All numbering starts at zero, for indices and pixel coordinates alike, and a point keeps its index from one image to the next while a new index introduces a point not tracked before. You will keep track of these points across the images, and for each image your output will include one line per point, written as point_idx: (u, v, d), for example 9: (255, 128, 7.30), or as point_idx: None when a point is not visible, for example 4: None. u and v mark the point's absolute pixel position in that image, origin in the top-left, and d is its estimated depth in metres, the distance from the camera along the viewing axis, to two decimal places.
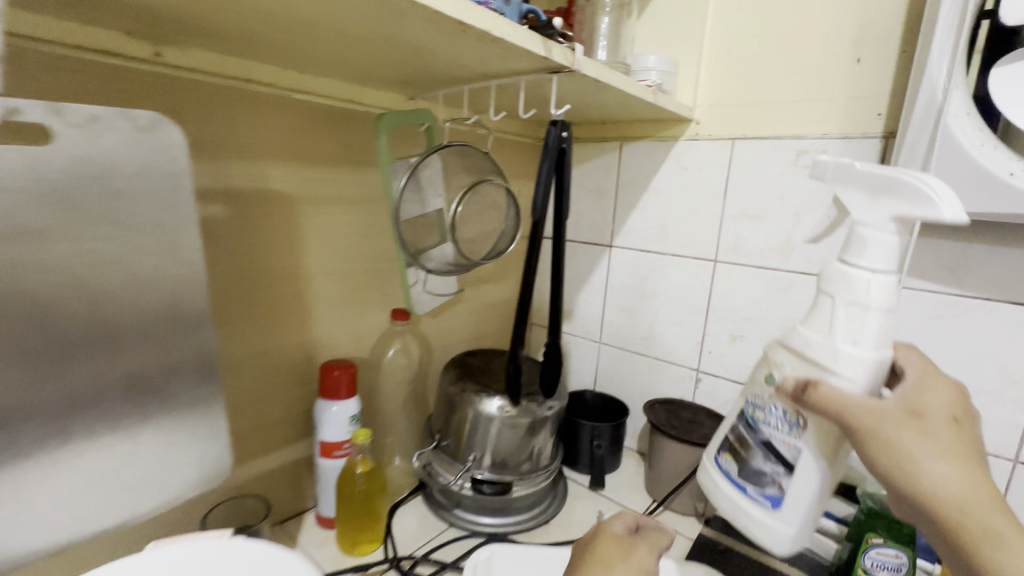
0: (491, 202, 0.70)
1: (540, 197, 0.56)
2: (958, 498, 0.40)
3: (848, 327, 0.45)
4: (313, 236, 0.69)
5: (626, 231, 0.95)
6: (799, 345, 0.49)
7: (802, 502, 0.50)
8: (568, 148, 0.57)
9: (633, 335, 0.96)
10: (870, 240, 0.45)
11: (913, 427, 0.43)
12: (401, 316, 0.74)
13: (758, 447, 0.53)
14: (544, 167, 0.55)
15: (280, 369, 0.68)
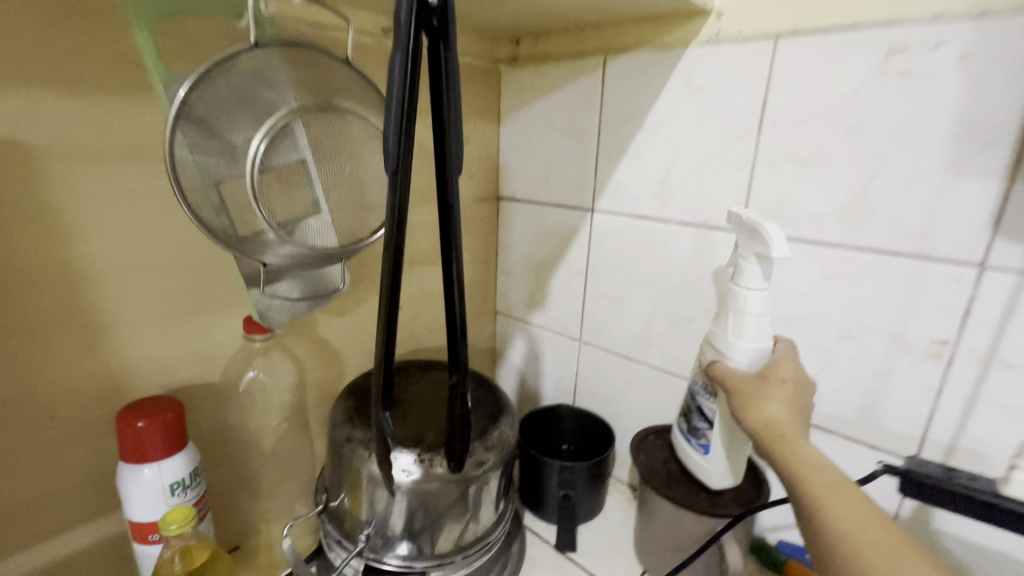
0: (346, 138, 0.47)
1: (395, 125, 0.33)
2: (767, 423, 0.41)
3: (732, 326, 0.49)
4: (81, 212, 0.42)
5: (613, 189, 0.66)
6: (712, 336, 0.52)
7: (730, 450, 0.51)
8: (448, 33, 0.34)
9: (622, 334, 0.70)
10: (746, 269, 0.48)
11: (751, 384, 0.45)
12: (257, 327, 0.50)
13: (693, 409, 0.54)
14: (397, 64, 0.32)
15: (53, 419, 0.44)
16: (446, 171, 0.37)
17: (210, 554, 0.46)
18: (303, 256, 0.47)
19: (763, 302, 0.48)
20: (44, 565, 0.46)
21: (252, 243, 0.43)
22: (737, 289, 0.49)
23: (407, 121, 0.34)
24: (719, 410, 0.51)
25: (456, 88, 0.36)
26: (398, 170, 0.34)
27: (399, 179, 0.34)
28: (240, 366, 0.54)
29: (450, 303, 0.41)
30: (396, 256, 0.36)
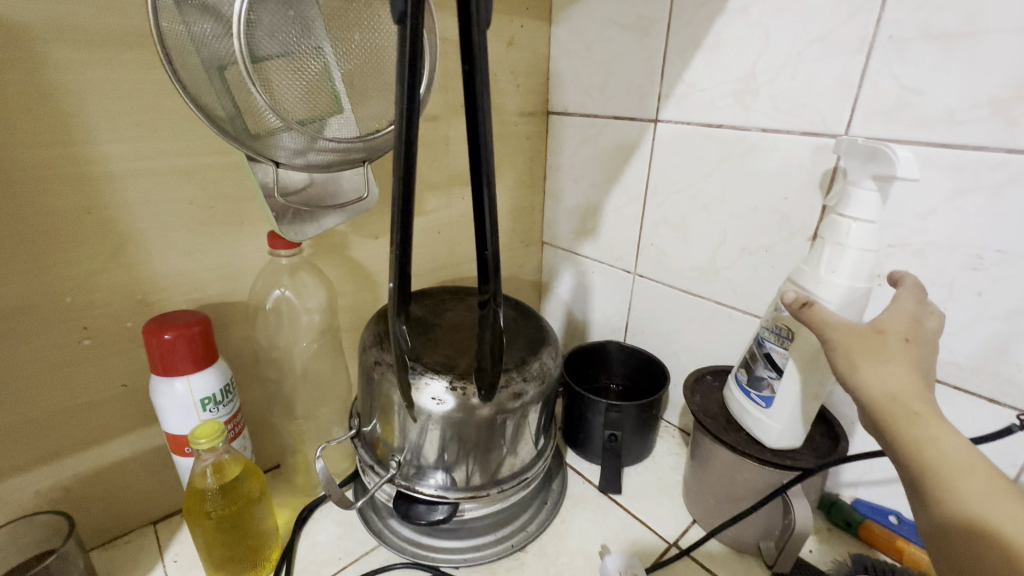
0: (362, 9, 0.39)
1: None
2: (890, 393, 0.32)
3: (826, 262, 0.41)
4: (85, 106, 0.38)
5: (683, 92, 0.56)
6: (793, 273, 0.44)
7: (799, 405, 0.44)
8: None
9: (684, 266, 0.61)
10: (856, 196, 0.40)
11: (865, 337, 0.35)
12: (281, 242, 0.46)
13: (758, 356, 0.47)
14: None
15: (84, 329, 0.43)
16: (468, 16, 0.30)
17: (246, 469, 0.46)
18: (319, 158, 0.42)
19: (870, 235, 0.40)
20: (92, 468, 0.47)
21: (262, 137, 0.39)
22: (840, 219, 0.41)
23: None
24: (792, 358, 0.43)
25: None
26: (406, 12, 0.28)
27: (407, 24, 0.29)
28: (267, 285, 0.51)
29: (478, 201, 0.35)
30: (407, 131, 0.30)
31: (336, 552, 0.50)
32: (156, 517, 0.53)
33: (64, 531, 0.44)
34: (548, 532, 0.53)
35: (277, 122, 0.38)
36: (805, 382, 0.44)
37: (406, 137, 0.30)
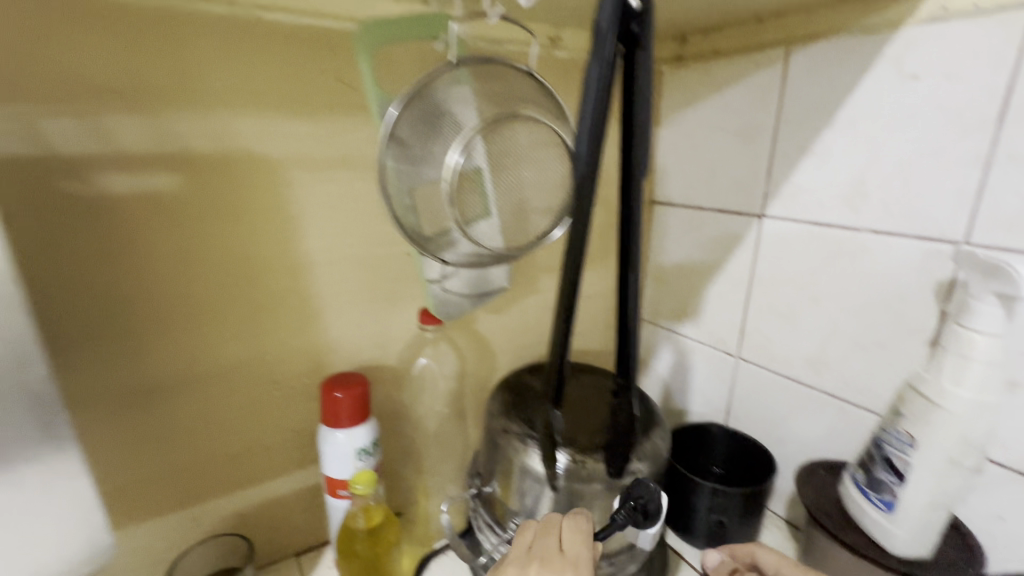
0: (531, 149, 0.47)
1: (590, 122, 0.37)
2: None
3: (950, 373, 0.43)
4: (302, 212, 0.51)
5: (790, 192, 0.60)
6: (915, 382, 0.45)
7: (924, 513, 0.43)
8: (645, 39, 0.38)
9: (792, 354, 0.63)
10: (979, 309, 0.42)
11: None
12: (430, 319, 0.55)
13: (877, 457, 0.47)
14: (595, 67, 0.36)
15: (276, 382, 0.54)
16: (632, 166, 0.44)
17: (387, 516, 0.53)
18: (480, 260, 0.49)
19: (996, 349, 0.41)
20: (262, 499, 0.56)
21: (438, 241, 0.47)
22: (961, 330, 0.42)
23: (603, 120, 0.38)
24: (916, 464, 0.44)
25: (644, 96, 0.40)
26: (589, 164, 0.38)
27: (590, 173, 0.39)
28: (411, 352, 0.60)
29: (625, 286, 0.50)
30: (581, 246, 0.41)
31: None
32: (300, 549, 0.61)
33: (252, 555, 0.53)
34: None
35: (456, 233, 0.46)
36: (932, 489, 0.43)
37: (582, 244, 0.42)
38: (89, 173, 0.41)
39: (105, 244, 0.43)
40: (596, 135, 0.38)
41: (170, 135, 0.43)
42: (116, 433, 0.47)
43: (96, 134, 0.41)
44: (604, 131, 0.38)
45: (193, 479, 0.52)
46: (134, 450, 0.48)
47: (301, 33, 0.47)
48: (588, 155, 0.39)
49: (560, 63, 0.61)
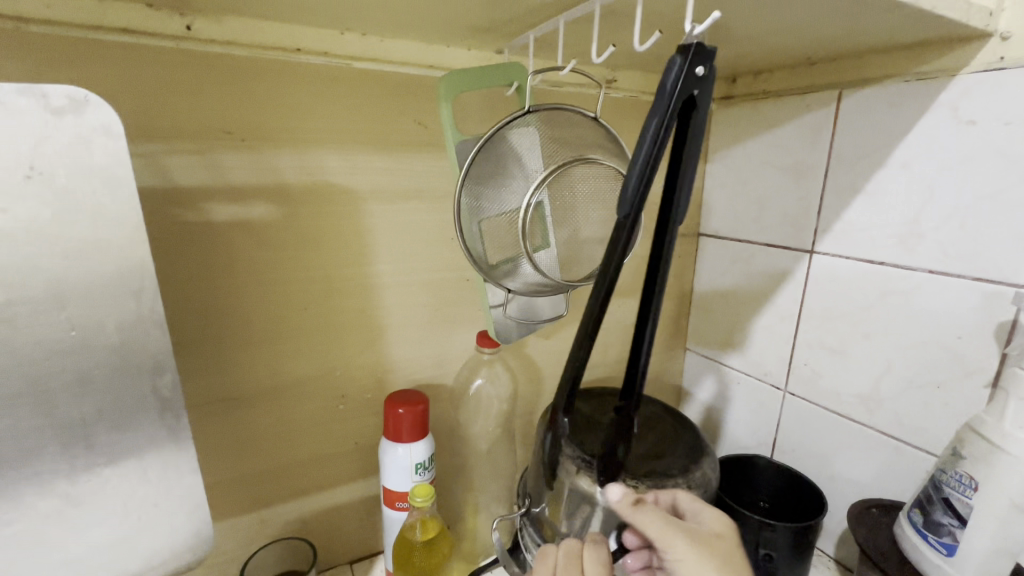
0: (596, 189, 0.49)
1: (636, 177, 0.37)
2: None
3: (1012, 417, 0.43)
4: (376, 239, 0.55)
5: (841, 229, 0.61)
6: (976, 423, 0.45)
7: (989, 559, 0.43)
8: (704, 101, 0.37)
9: (843, 390, 0.62)
10: None
11: None
12: (487, 341, 0.59)
13: (935, 499, 0.47)
14: (652, 122, 0.35)
15: (342, 396, 0.57)
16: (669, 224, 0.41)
17: (441, 528, 0.55)
18: (544, 287, 0.51)
19: None
20: (323, 506, 0.60)
21: (502, 270, 0.49)
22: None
23: (649, 176, 0.37)
24: (978, 508, 0.43)
25: (696, 155, 0.39)
26: (630, 215, 0.38)
27: (630, 224, 0.38)
28: (467, 373, 0.63)
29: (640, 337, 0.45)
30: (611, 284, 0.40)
31: None
32: (353, 557, 0.63)
33: (316, 559, 0.57)
34: None
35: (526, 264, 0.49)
36: (996, 535, 0.43)
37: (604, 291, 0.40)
38: (201, 202, 0.46)
39: (209, 265, 0.48)
40: (640, 189, 0.37)
41: (270, 169, 0.49)
42: (204, 436, 0.51)
43: (210, 168, 0.46)
44: (649, 187, 0.37)
45: (264, 483, 0.56)
46: (217, 453, 0.52)
47: (387, 79, 0.52)
48: (627, 208, 0.38)
49: (616, 102, 0.65)
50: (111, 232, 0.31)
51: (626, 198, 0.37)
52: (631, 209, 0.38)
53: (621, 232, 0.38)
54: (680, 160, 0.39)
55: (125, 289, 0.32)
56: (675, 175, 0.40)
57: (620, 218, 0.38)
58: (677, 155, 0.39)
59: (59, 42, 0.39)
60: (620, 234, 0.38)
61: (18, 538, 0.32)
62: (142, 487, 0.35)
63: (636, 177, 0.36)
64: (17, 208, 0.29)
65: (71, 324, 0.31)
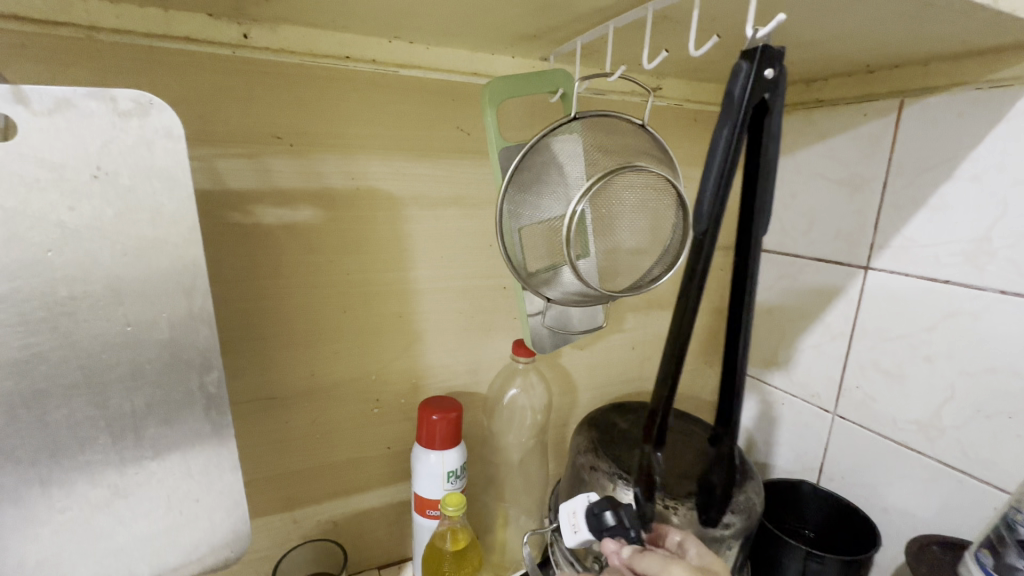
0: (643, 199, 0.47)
1: (712, 188, 0.36)
2: None
3: None
4: (415, 245, 0.55)
5: (901, 245, 0.57)
6: None
7: None
8: (777, 104, 0.36)
9: (901, 417, 0.58)
10: None
11: None
12: (523, 350, 0.58)
13: (1009, 540, 0.43)
14: (723, 133, 0.35)
15: (377, 400, 0.58)
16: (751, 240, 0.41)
17: (471, 539, 0.54)
18: (585, 296, 0.50)
19: None
20: (354, 509, 0.60)
21: (541, 278, 0.49)
22: None
23: (725, 186, 0.36)
24: None
25: (773, 159, 0.38)
26: (709, 230, 0.37)
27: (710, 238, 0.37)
28: (502, 382, 0.63)
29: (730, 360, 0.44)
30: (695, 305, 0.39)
31: None
32: (381, 562, 0.63)
33: (345, 563, 0.56)
34: None
35: (566, 272, 0.48)
36: None
37: (691, 311, 0.40)
38: (251, 205, 0.48)
39: (256, 266, 0.49)
40: (717, 200, 0.36)
41: (317, 174, 0.50)
42: (243, 434, 0.52)
43: (260, 171, 0.47)
44: (725, 198, 0.36)
45: (299, 483, 0.56)
46: (254, 451, 0.53)
47: (432, 87, 0.52)
48: (704, 224, 0.37)
49: (660, 111, 0.64)
50: (167, 231, 0.32)
51: (703, 212, 0.37)
52: (712, 223, 0.37)
53: (701, 247, 0.38)
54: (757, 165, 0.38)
55: (180, 287, 0.33)
56: (754, 182, 0.39)
57: (699, 233, 0.38)
58: (752, 162, 0.39)
59: (128, 50, 0.41)
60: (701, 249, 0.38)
61: (69, 526, 0.33)
62: (185, 482, 0.36)
63: (712, 187, 0.36)
64: (83, 207, 0.30)
65: (126, 320, 0.32)
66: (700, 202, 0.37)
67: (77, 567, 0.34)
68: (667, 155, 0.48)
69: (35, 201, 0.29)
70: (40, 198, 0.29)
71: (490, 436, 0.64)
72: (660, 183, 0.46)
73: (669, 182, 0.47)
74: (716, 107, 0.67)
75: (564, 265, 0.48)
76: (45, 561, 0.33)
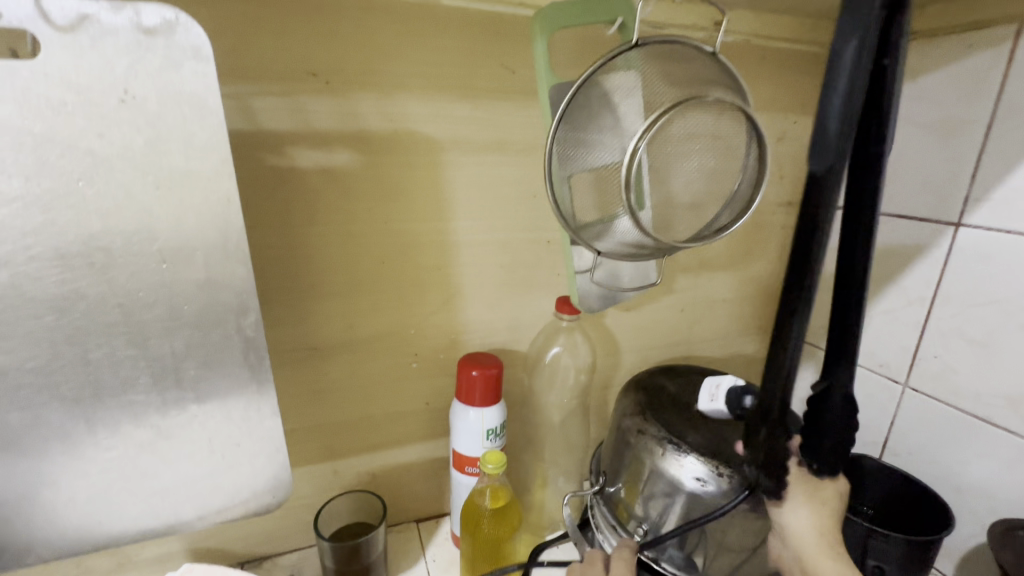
0: (712, 138, 0.42)
1: (838, 113, 0.29)
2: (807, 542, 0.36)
3: None
4: (455, 194, 0.52)
5: (1003, 197, 0.50)
6: None
7: None
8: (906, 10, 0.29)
9: (986, 390, 0.53)
10: None
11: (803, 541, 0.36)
12: (567, 307, 0.55)
13: None
14: (850, 44, 0.28)
15: (415, 355, 0.56)
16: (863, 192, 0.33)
17: (511, 497, 0.53)
18: (642, 249, 0.46)
19: None
20: (393, 463, 0.60)
21: (593, 231, 0.45)
22: None
23: (855, 106, 0.29)
24: None
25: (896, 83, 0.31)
26: (836, 164, 0.29)
27: (838, 174, 0.29)
28: (544, 341, 0.60)
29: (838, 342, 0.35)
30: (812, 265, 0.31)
31: None
32: (420, 516, 0.64)
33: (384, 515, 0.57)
34: None
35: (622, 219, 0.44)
36: None
37: (814, 276, 0.31)
38: (286, 147, 0.45)
39: (292, 212, 0.47)
40: (845, 126, 0.29)
41: (353, 115, 0.47)
42: (284, 384, 0.52)
43: (295, 112, 0.45)
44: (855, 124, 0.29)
45: (339, 435, 0.56)
46: (294, 401, 0.53)
47: (475, 18, 0.48)
48: (826, 159, 0.29)
49: (724, 47, 0.57)
50: (200, 162, 0.30)
51: (828, 143, 0.29)
52: (838, 154, 0.29)
53: (825, 189, 0.30)
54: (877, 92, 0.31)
55: (215, 225, 0.31)
56: (871, 113, 0.32)
57: (819, 171, 0.30)
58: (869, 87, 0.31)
59: None
60: (824, 191, 0.30)
61: (115, 463, 0.33)
62: (226, 426, 0.35)
63: (839, 106, 0.28)
64: (112, 133, 0.28)
65: (162, 257, 0.30)
66: (824, 130, 0.29)
67: (125, 503, 0.34)
68: (740, 87, 0.43)
69: (62, 128, 0.27)
70: (66, 125, 0.27)
71: (530, 396, 0.62)
72: (731, 119, 0.41)
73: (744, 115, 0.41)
74: (790, 42, 0.59)
75: (620, 214, 0.44)
76: (94, 498, 0.33)
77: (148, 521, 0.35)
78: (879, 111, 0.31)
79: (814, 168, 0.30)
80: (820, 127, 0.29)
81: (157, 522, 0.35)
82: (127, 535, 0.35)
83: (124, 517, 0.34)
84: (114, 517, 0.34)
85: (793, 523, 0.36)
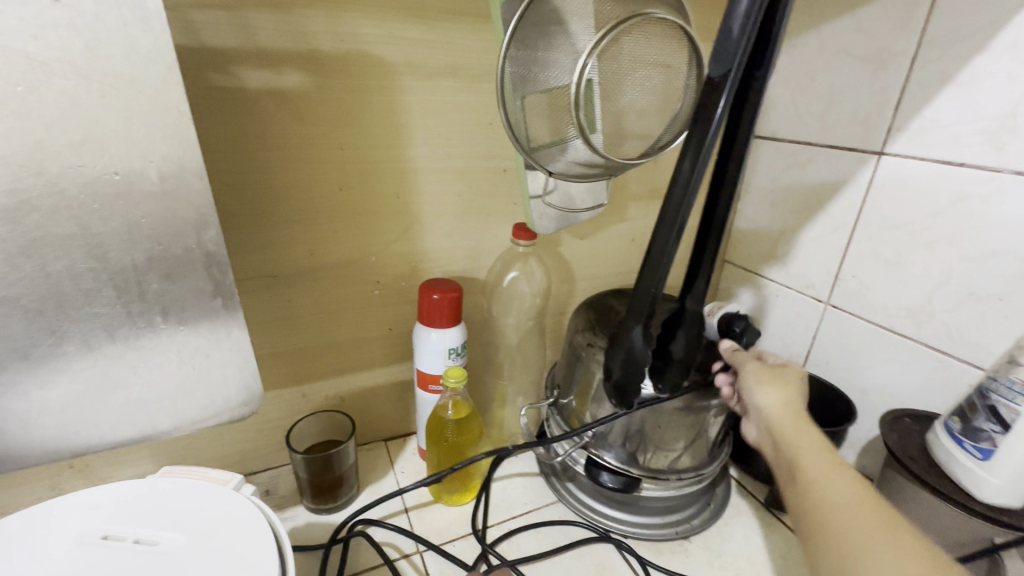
0: (656, 55, 0.44)
1: (740, 19, 0.33)
2: (778, 404, 0.44)
3: None
4: (411, 121, 0.52)
5: (920, 127, 0.55)
6: None
7: None
8: None
9: (891, 303, 0.60)
10: None
11: (777, 412, 0.43)
12: (524, 234, 0.57)
13: (979, 406, 0.46)
14: None
15: (377, 281, 0.58)
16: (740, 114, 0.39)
17: (473, 410, 0.58)
18: (591, 168, 0.49)
19: None
20: (361, 386, 0.63)
21: (547, 153, 0.47)
22: None
23: (758, 13, 0.33)
24: None
25: (784, 10, 0.36)
26: (731, 68, 0.34)
27: (729, 79, 0.34)
28: (501, 268, 0.63)
29: (702, 256, 0.42)
30: (691, 178, 0.36)
31: (522, 498, 0.60)
32: (388, 435, 0.68)
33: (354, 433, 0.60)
34: (712, 530, 0.58)
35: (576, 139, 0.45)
36: None
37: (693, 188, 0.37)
38: (233, 65, 0.44)
39: (245, 137, 0.47)
40: (745, 32, 0.34)
41: (302, 33, 0.45)
42: (246, 311, 0.53)
43: (239, 28, 0.43)
44: (753, 37, 0.34)
45: (306, 360, 0.58)
46: (260, 328, 0.54)
47: None
48: (725, 66, 0.34)
49: None
50: (146, 70, 0.29)
51: (730, 48, 0.34)
52: (735, 58, 0.34)
53: (718, 90, 0.35)
54: (768, 21, 0.36)
55: (167, 137, 0.31)
56: (761, 41, 0.37)
57: (717, 76, 0.35)
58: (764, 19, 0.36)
59: None
60: (716, 97, 0.35)
61: (86, 375, 0.34)
62: (194, 338, 0.36)
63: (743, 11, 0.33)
64: (48, 36, 0.27)
65: (113, 168, 0.30)
66: (728, 36, 0.34)
67: (99, 414, 0.36)
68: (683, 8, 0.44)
69: None
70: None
71: (489, 321, 0.66)
72: (674, 36, 0.43)
73: (682, 33, 0.43)
74: None
75: (574, 139, 0.46)
76: (66, 407, 0.34)
77: (124, 430, 0.37)
78: (767, 39, 0.36)
79: (713, 73, 0.35)
80: (725, 32, 0.34)
81: (132, 432, 0.37)
82: (103, 444, 0.36)
83: (100, 427, 0.36)
84: (90, 426, 0.36)
85: (764, 395, 0.45)
